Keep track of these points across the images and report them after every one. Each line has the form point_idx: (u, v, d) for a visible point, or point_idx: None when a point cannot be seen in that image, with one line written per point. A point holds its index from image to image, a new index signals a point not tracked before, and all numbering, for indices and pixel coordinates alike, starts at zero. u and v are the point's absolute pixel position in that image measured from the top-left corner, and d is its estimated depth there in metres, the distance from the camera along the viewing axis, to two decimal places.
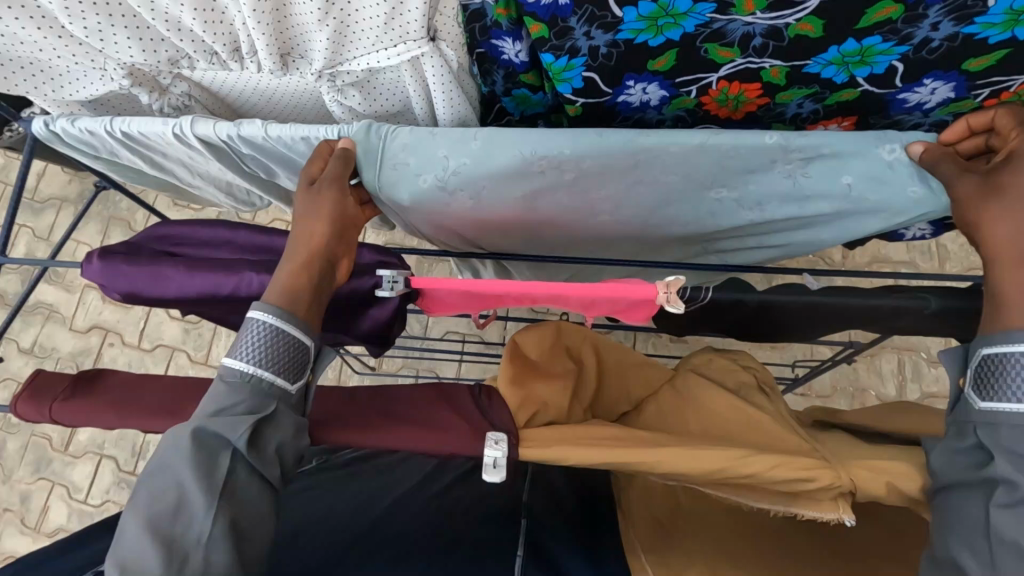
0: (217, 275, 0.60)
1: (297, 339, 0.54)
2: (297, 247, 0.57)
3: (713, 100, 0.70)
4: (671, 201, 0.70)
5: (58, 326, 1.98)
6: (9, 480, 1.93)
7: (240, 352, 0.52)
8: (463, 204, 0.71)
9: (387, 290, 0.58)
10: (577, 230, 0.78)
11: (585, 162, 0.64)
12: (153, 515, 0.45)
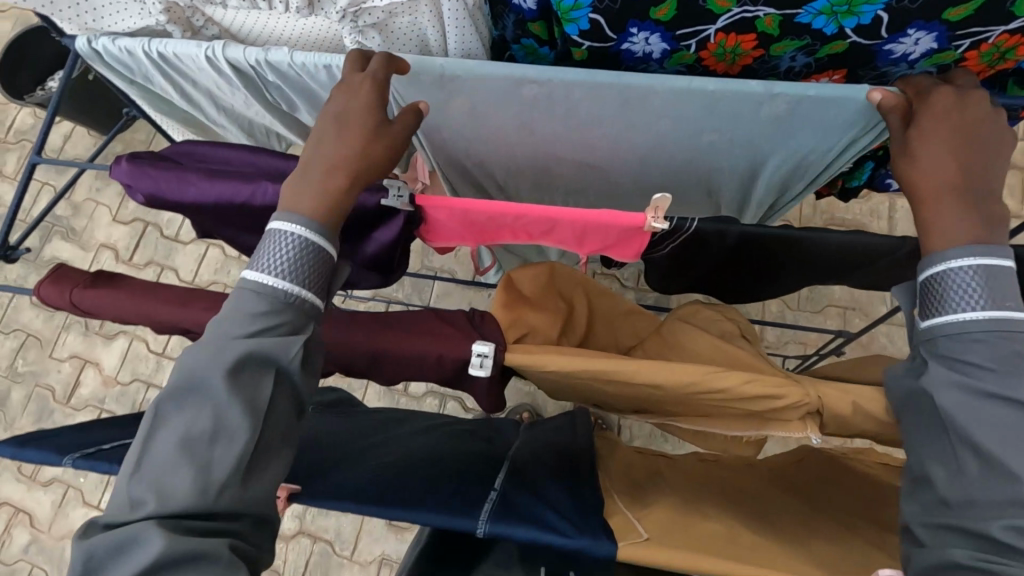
0: (236, 183, 0.64)
1: (327, 253, 0.55)
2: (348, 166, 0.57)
3: (711, 55, 0.71)
4: (663, 141, 0.73)
5: None
6: (11, 427, 1.99)
7: (275, 265, 0.52)
8: (460, 105, 0.72)
9: (393, 201, 0.61)
10: (577, 167, 0.83)
11: (582, 78, 0.64)
12: (191, 438, 0.48)
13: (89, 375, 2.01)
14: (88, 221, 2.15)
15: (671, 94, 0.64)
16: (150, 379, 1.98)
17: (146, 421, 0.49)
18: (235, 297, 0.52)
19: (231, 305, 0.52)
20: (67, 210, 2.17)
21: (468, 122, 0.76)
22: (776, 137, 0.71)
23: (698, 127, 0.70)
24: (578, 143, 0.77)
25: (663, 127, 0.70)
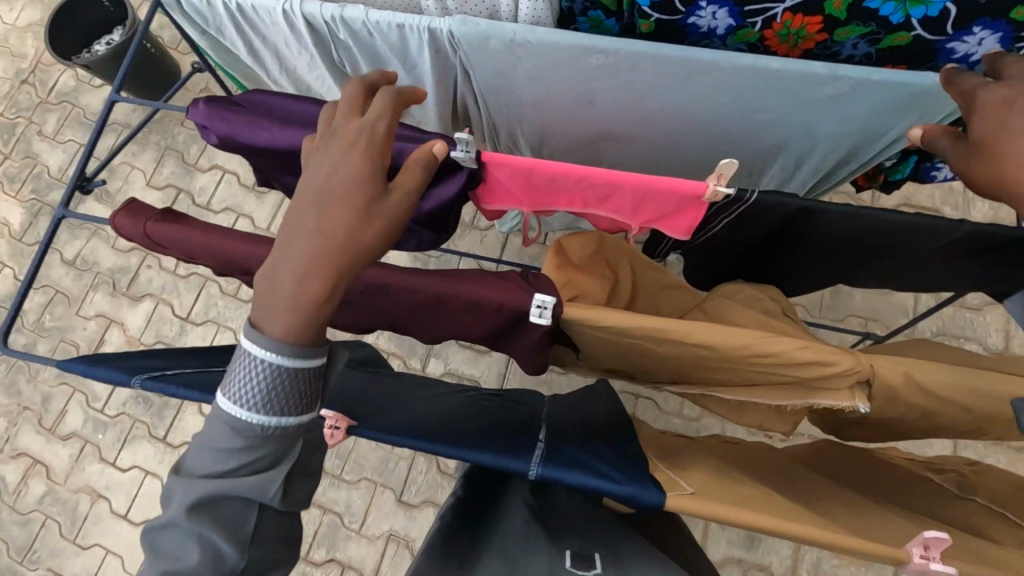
0: (309, 131, 0.66)
1: (299, 374, 0.59)
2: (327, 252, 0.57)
3: (775, 35, 0.75)
4: (719, 117, 0.79)
5: (102, 243, 2.14)
6: (34, 379, 2.03)
7: (250, 401, 0.58)
8: (522, 72, 0.76)
9: (461, 155, 0.63)
10: (627, 140, 0.88)
11: (648, 52, 0.68)
12: (183, 559, 0.60)
13: (114, 334, 2.05)
14: (122, 184, 2.19)
15: (737, 71, 0.69)
16: (172, 342, 2.01)
17: (148, 537, 0.62)
18: (212, 427, 0.60)
19: (214, 438, 0.60)
20: (103, 172, 2.21)
21: (529, 89, 0.79)
22: (827, 116, 0.78)
23: (759, 105, 0.76)
24: (636, 117, 0.82)
25: (721, 103, 0.76)
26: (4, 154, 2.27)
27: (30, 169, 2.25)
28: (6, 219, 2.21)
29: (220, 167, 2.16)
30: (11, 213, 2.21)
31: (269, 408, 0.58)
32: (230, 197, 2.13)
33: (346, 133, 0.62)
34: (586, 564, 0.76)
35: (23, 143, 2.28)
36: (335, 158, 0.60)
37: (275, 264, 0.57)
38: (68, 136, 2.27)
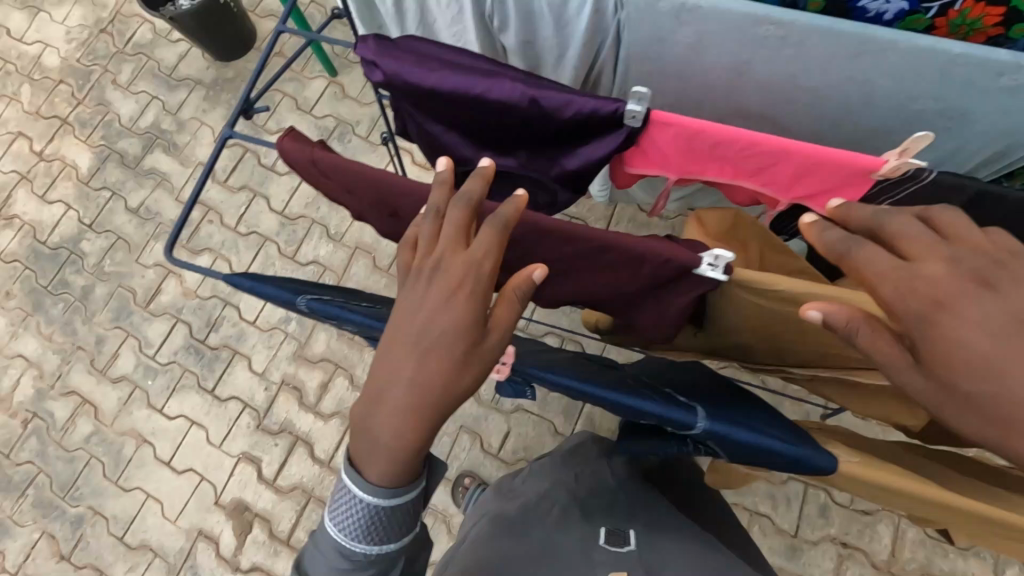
0: (474, 76, 0.67)
1: (398, 508, 0.72)
2: (424, 398, 0.66)
3: (947, 23, 0.79)
4: (872, 98, 0.86)
5: (166, 194, 2.17)
6: (90, 321, 2.07)
7: (357, 527, 0.72)
8: (687, 37, 0.85)
9: (633, 117, 0.64)
10: (769, 115, 0.96)
11: (821, 25, 0.76)
12: None
13: (170, 285, 2.08)
14: (191, 139, 2.22)
15: (907, 53, 0.76)
16: (228, 298, 2.04)
17: None
18: (325, 547, 0.75)
19: (330, 550, 0.75)
20: (173, 125, 2.25)
21: (687, 55, 0.89)
22: (977, 109, 0.83)
23: (918, 92, 0.82)
24: (783, 91, 0.90)
25: (878, 84, 0.83)
26: (77, 99, 2.32)
27: (102, 116, 2.29)
28: (75, 162, 2.25)
29: (288, 131, 2.19)
30: (80, 157, 2.25)
31: (370, 538, 0.73)
32: None
33: (444, 276, 0.66)
34: (619, 540, 0.97)
35: (97, 90, 2.32)
36: (431, 304, 0.66)
37: (370, 411, 0.68)
38: (141, 87, 2.30)
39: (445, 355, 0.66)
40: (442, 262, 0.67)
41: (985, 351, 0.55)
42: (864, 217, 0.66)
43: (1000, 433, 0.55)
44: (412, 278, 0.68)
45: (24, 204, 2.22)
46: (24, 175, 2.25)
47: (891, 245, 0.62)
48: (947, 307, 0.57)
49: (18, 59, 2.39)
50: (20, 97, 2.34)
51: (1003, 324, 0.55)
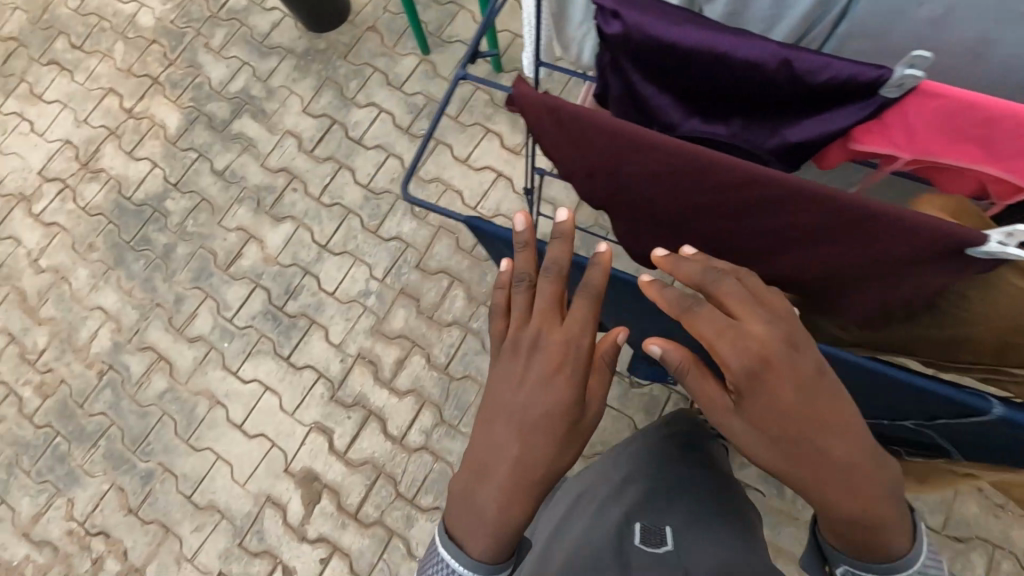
0: (721, 34, 0.67)
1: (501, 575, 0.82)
2: (524, 473, 0.79)
3: None
4: None
5: (252, 159, 2.18)
6: (170, 279, 2.08)
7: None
8: (927, 15, 0.78)
9: (896, 87, 0.65)
10: None
11: None
12: None
13: (252, 249, 2.08)
14: (279, 107, 2.23)
15: None
16: (308, 267, 2.04)
17: None
18: None
19: None
20: (262, 92, 2.25)
21: (920, 35, 0.80)
22: None
23: None
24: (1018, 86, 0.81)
25: None
26: (169, 60, 2.33)
27: (193, 78, 2.30)
28: (164, 122, 2.26)
29: (378, 106, 2.18)
30: (169, 117, 2.27)
31: None
32: (383, 135, 2.14)
33: (544, 350, 0.82)
34: (654, 541, 0.99)
35: (189, 52, 2.34)
36: (531, 377, 0.81)
37: (477, 483, 0.80)
38: (233, 52, 2.31)
39: (548, 432, 0.79)
40: (541, 338, 0.82)
41: (792, 417, 0.69)
42: (692, 270, 0.75)
43: (817, 481, 0.72)
44: (514, 357, 0.83)
45: (111, 159, 2.24)
46: (112, 130, 2.28)
47: (723, 306, 0.72)
48: (773, 378, 0.69)
49: (113, 17, 2.42)
50: (113, 54, 2.37)
51: (808, 389, 0.69)
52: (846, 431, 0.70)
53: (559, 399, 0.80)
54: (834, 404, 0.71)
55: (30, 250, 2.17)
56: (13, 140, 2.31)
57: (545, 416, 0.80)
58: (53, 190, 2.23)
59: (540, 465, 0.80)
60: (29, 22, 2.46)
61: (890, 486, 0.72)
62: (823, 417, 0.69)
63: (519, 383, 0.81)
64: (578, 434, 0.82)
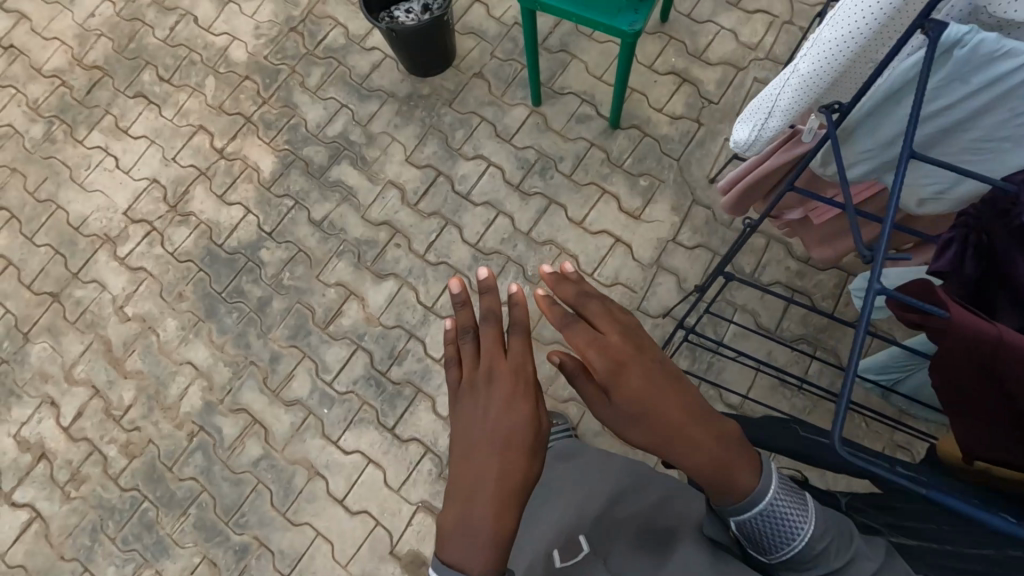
0: None
1: None
2: (493, 486, 0.78)
3: None
4: None
5: (351, 210, 2.07)
6: (265, 335, 1.97)
7: None
8: None
9: None
10: None
11: None
12: None
13: (352, 308, 1.97)
14: (381, 154, 2.13)
15: None
16: (413, 330, 1.93)
17: None
18: None
19: None
20: (362, 137, 2.15)
21: None
22: None
23: None
24: None
25: None
26: (263, 98, 2.23)
27: (288, 119, 2.20)
28: (257, 165, 2.16)
29: (486, 159, 2.08)
30: (263, 160, 2.16)
31: None
32: (492, 191, 2.04)
33: (497, 381, 0.85)
34: (572, 552, 1.01)
35: (284, 91, 2.24)
36: (493, 402, 0.83)
37: (466, 510, 0.77)
38: (331, 92, 2.21)
39: (498, 435, 0.81)
40: (493, 369, 0.86)
41: (664, 398, 0.82)
42: (573, 290, 0.93)
43: (670, 448, 0.82)
44: (466, 391, 0.86)
45: (201, 202, 2.14)
46: (203, 171, 2.17)
47: (597, 317, 0.88)
48: (631, 366, 0.83)
49: (204, 49, 2.32)
50: (203, 89, 2.27)
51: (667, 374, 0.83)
52: (692, 401, 0.83)
53: (508, 405, 0.82)
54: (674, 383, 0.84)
55: (116, 296, 2.06)
56: (97, 177, 2.21)
57: (496, 424, 0.82)
58: (139, 232, 2.13)
59: (521, 483, 0.79)
60: (114, 50, 2.36)
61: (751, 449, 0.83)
62: (671, 390, 0.83)
63: (487, 407, 0.83)
64: (535, 443, 0.82)
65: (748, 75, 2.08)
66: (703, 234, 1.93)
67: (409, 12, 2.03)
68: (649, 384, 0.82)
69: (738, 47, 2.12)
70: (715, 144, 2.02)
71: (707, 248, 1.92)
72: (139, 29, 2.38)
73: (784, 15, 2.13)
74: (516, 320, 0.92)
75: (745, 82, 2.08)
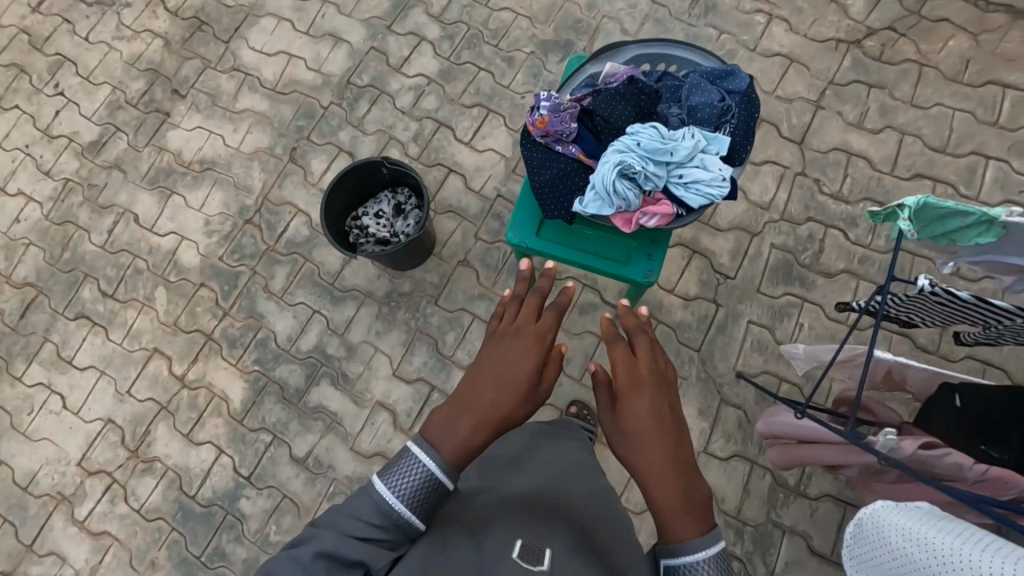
0: None
1: (412, 509, 0.90)
2: (483, 411, 0.96)
3: None
4: None
5: (338, 441, 1.83)
6: None
7: (390, 484, 0.90)
8: None
9: None
10: None
11: None
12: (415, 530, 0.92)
13: None
14: (364, 369, 1.88)
15: None
16: None
17: (354, 493, 0.92)
18: (369, 499, 0.90)
19: (359, 502, 0.91)
20: (340, 349, 1.91)
21: None
22: None
23: None
24: None
25: None
26: (224, 309, 1.98)
27: (254, 333, 1.95)
28: (225, 393, 1.90)
29: None
30: (231, 386, 1.91)
31: (408, 504, 0.90)
32: None
33: (533, 335, 1.03)
34: (532, 556, 0.91)
35: (247, 298, 1.98)
36: (519, 353, 1.01)
37: (455, 415, 0.96)
38: (301, 297, 1.96)
39: (507, 376, 0.99)
40: (530, 326, 1.04)
41: (644, 424, 0.96)
42: (633, 322, 1.09)
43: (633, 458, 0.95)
44: (505, 333, 1.05)
45: (166, 443, 1.88)
46: (163, 405, 1.92)
47: (636, 345, 1.04)
48: (631, 390, 0.99)
49: (149, 253, 2.05)
50: (153, 303, 2.00)
51: (657, 408, 0.96)
52: (669, 437, 0.95)
53: (528, 358, 1.00)
54: (660, 413, 0.97)
55: (78, 570, 1.80)
56: (42, 422, 1.94)
57: (511, 369, 0.99)
58: (98, 486, 1.87)
59: (499, 422, 0.96)
60: (47, 261, 2.08)
61: (695, 490, 0.92)
62: (659, 422, 0.96)
63: (511, 354, 1.01)
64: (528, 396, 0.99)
65: (764, 241, 1.87)
66: (737, 441, 1.72)
67: (379, 216, 1.78)
68: (648, 412, 0.97)
69: (749, 206, 1.90)
70: (737, 328, 1.81)
71: (743, 457, 1.71)
72: (72, 233, 2.10)
73: (794, 165, 1.92)
74: (558, 302, 1.09)
75: (762, 249, 1.86)
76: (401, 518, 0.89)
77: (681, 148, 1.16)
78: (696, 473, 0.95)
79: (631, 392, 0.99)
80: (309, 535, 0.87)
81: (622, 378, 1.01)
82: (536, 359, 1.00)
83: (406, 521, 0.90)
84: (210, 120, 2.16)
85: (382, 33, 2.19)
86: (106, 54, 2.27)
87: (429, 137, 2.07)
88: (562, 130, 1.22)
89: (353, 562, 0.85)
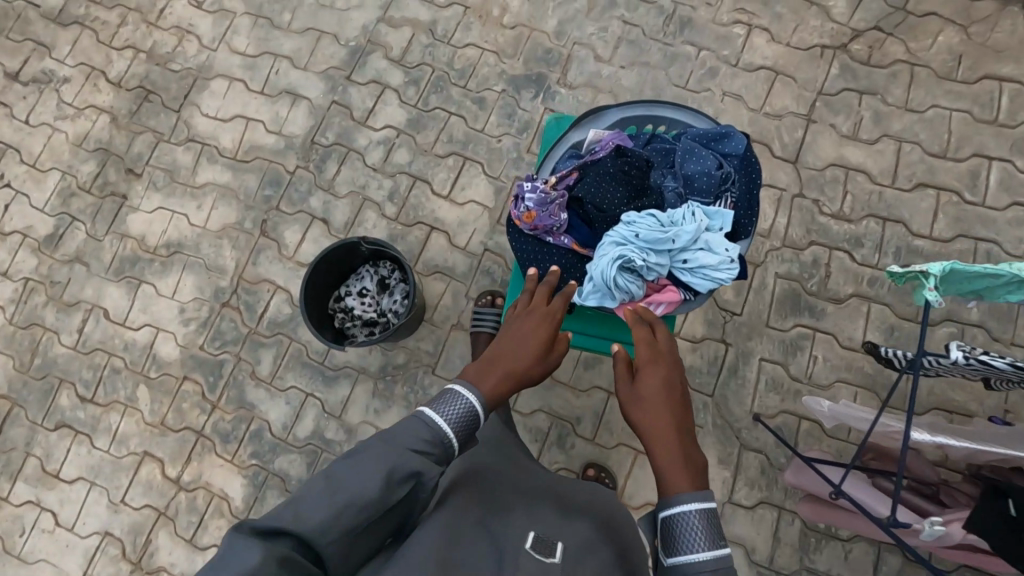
0: None
1: (455, 435, 0.92)
2: (500, 370, 1.01)
3: None
4: None
5: None
6: None
7: (444, 414, 0.92)
8: None
9: None
10: None
11: None
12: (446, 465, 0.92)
13: None
14: None
15: None
16: None
17: (405, 418, 0.91)
18: (420, 422, 0.91)
19: (410, 424, 0.90)
20: (340, 433, 1.82)
21: None
22: None
23: None
24: None
25: None
26: (211, 402, 1.88)
27: (247, 425, 1.85)
28: (224, 491, 1.81)
29: None
30: (230, 484, 1.82)
31: (457, 430, 0.92)
32: None
33: (546, 312, 1.08)
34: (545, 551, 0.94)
35: (235, 388, 1.88)
36: (533, 328, 1.06)
37: (481, 373, 1.02)
38: (291, 380, 1.86)
39: (525, 343, 1.04)
40: (543, 305, 1.09)
41: (654, 395, 0.98)
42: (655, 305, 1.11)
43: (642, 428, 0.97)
44: (521, 311, 1.10)
45: (169, 551, 1.80)
46: (162, 511, 1.82)
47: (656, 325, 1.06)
48: (648, 364, 1.01)
49: (125, 350, 1.94)
50: (137, 403, 1.90)
51: (668, 381, 0.99)
52: (674, 410, 0.97)
53: (540, 330, 1.05)
54: (669, 388, 0.99)
55: None
56: (36, 541, 1.84)
57: (527, 339, 1.05)
58: None
59: (514, 384, 1.01)
60: (17, 370, 1.96)
61: (696, 462, 0.93)
62: (665, 395, 0.98)
63: (527, 325, 1.06)
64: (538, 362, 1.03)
65: (768, 271, 1.78)
66: (762, 487, 1.66)
67: (363, 295, 1.67)
68: (659, 384, 0.99)
69: None
70: (749, 368, 1.73)
71: (770, 503, 1.65)
72: (40, 336, 1.98)
73: (791, 186, 1.83)
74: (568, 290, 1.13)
75: (766, 280, 1.78)
76: (447, 439, 0.91)
77: (683, 233, 1.06)
78: (697, 449, 0.95)
79: (647, 367, 1.01)
80: (362, 446, 0.86)
81: (641, 354, 1.03)
82: (549, 333, 1.06)
83: (450, 444, 0.91)
84: (171, 199, 2.03)
85: (342, 84, 2.06)
86: (49, 136, 2.13)
87: (405, 194, 1.95)
88: (551, 224, 1.14)
89: (410, 472, 0.85)
